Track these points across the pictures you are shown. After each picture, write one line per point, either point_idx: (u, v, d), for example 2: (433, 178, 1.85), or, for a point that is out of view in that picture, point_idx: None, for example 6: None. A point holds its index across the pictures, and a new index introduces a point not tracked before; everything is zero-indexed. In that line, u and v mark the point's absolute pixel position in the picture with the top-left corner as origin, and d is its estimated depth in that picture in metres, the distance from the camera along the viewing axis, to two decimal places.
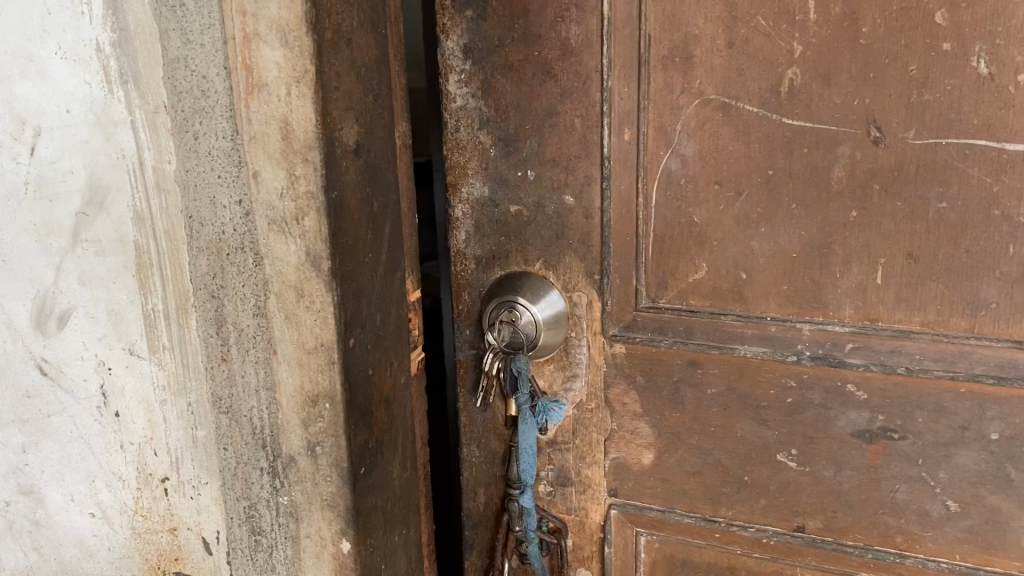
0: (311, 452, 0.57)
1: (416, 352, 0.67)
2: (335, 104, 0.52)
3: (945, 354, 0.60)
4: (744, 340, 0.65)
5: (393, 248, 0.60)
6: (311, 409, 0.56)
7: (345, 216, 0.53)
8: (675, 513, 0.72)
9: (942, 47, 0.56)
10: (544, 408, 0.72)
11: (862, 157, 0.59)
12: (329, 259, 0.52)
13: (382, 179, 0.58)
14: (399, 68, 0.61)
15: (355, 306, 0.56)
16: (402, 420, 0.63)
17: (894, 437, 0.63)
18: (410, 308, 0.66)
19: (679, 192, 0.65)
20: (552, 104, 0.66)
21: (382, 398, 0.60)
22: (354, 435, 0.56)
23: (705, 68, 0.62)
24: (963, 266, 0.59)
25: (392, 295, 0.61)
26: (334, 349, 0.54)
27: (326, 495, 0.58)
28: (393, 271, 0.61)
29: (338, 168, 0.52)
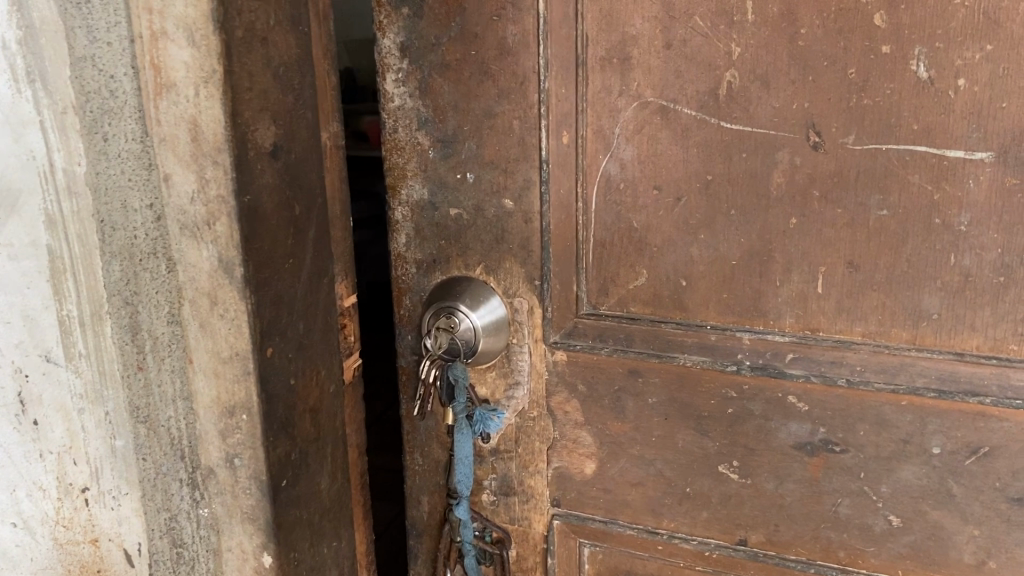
0: (230, 464, 0.56)
1: (352, 359, 0.65)
2: (248, 105, 0.49)
3: (886, 366, 0.59)
4: (684, 349, 0.64)
5: (319, 253, 0.57)
6: (228, 420, 0.55)
7: (260, 221, 0.51)
8: (617, 524, 0.70)
9: (881, 50, 0.54)
10: (482, 417, 0.70)
11: (802, 163, 0.57)
12: (241, 265, 0.51)
13: (306, 183, 0.55)
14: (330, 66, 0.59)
15: (274, 313, 0.53)
16: (332, 429, 0.61)
17: (836, 450, 0.61)
18: (343, 315, 0.64)
19: (618, 197, 0.63)
20: (490, 105, 0.65)
21: (306, 408, 0.57)
22: (273, 447, 0.54)
23: (643, 69, 0.60)
24: (903, 276, 0.57)
25: (319, 304, 0.58)
26: (249, 360, 0.52)
27: (246, 508, 0.56)
28: (320, 276, 0.58)
29: (251, 171, 0.50)
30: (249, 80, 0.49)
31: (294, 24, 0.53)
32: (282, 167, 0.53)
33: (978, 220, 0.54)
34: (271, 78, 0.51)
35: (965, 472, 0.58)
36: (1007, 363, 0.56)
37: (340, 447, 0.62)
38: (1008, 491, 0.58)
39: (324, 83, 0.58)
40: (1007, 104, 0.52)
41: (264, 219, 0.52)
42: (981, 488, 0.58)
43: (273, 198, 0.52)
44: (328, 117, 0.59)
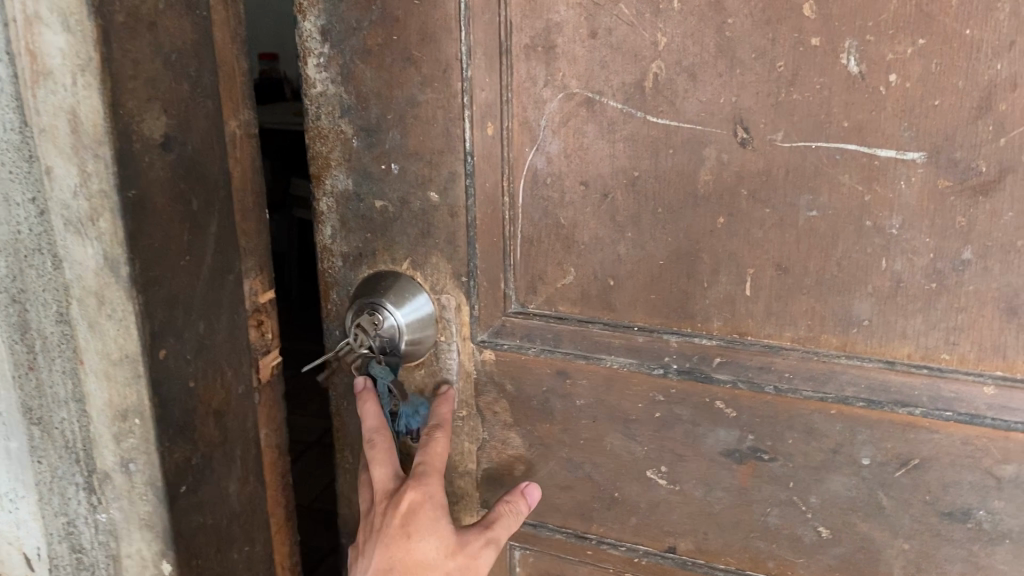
0: (125, 470, 0.54)
1: (269, 357, 0.62)
2: (131, 96, 0.47)
3: (815, 373, 0.56)
4: (611, 351, 0.61)
5: (222, 248, 0.55)
6: (122, 424, 0.53)
7: (150, 214, 0.49)
8: (547, 528, 0.68)
9: (810, 42, 0.51)
10: (405, 414, 0.69)
11: (730, 161, 0.55)
12: (127, 263, 0.48)
13: (205, 176, 0.53)
14: (240, 48, 0.56)
15: (167, 314, 0.51)
16: (240, 432, 0.59)
17: (765, 458, 0.59)
18: (257, 311, 0.61)
19: (545, 192, 0.60)
20: (413, 93, 0.62)
21: (209, 411, 0.56)
22: (168, 454, 0.53)
23: (568, 59, 0.57)
24: (834, 280, 0.54)
25: (222, 301, 0.55)
26: (140, 362, 0.50)
27: (144, 515, 0.55)
28: (224, 271, 0.56)
29: (137, 165, 0.48)
30: (133, 67, 0.47)
31: (190, 6, 0.50)
32: (175, 159, 0.50)
33: (909, 223, 0.52)
34: (161, 64, 0.48)
35: (895, 485, 0.56)
36: (938, 374, 0.53)
37: (252, 449, 0.61)
38: (939, 505, 0.56)
39: (233, 70, 0.56)
40: (940, 101, 0.49)
41: (153, 214, 0.49)
42: (911, 501, 0.56)
43: (164, 192, 0.50)
44: (238, 106, 0.57)
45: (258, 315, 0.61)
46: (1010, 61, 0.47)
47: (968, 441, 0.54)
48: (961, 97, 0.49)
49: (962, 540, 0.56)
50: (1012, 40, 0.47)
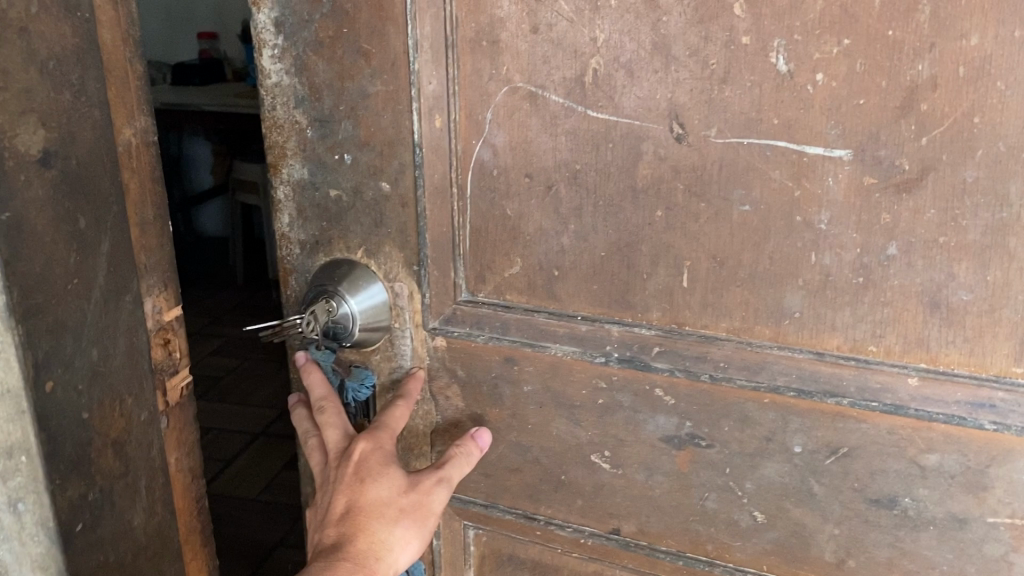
0: (12, 509, 0.61)
1: (178, 377, 0.73)
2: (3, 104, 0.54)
3: (749, 363, 0.58)
4: (556, 339, 0.63)
5: (113, 274, 0.63)
6: (7, 461, 0.59)
7: (28, 240, 0.56)
8: (497, 509, 0.70)
9: (741, 40, 0.52)
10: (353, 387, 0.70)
11: (667, 155, 0.56)
12: (7, 293, 0.55)
13: (92, 189, 0.61)
14: (133, 53, 0.65)
15: (53, 342, 0.58)
16: (143, 463, 0.69)
17: (702, 444, 0.61)
18: (166, 329, 0.71)
19: (491, 183, 0.62)
20: (364, 85, 0.63)
21: (107, 442, 0.64)
22: (57, 492, 0.61)
23: (511, 54, 0.58)
24: (766, 273, 0.56)
25: (117, 324, 0.64)
26: (24, 398, 0.57)
27: (35, 556, 0.62)
28: (117, 295, 0.64)
29: (12, 184, 0.54)
30: (5, 78, 0.54)
31: (69, 11, 0.58)
32: (56, 174, 0.57)
33: (838, 218, 0.53)
34: (37, 74, 0.56)
35: (825, 472, 0.58)
36: (866, 366, 0.55)
37: (158, 479, 0.71)
38: (867, 492, 0.57)
39: (124, 74, 0.65)
40: (864, 101, 0.50)
41: (32, 238, 0.56)
42: (841, 488, 0.58)
43: (44, 211, 0.57)
44: (133, 113, 0.66)
45: (166, 334, 0.71)
46: (930, 62, 0.49)
47: (894, 430, 0.55)
48: (884, 96, 0.50)
49: (888, 526, 0.57)
50: (933, 42, 0.48)
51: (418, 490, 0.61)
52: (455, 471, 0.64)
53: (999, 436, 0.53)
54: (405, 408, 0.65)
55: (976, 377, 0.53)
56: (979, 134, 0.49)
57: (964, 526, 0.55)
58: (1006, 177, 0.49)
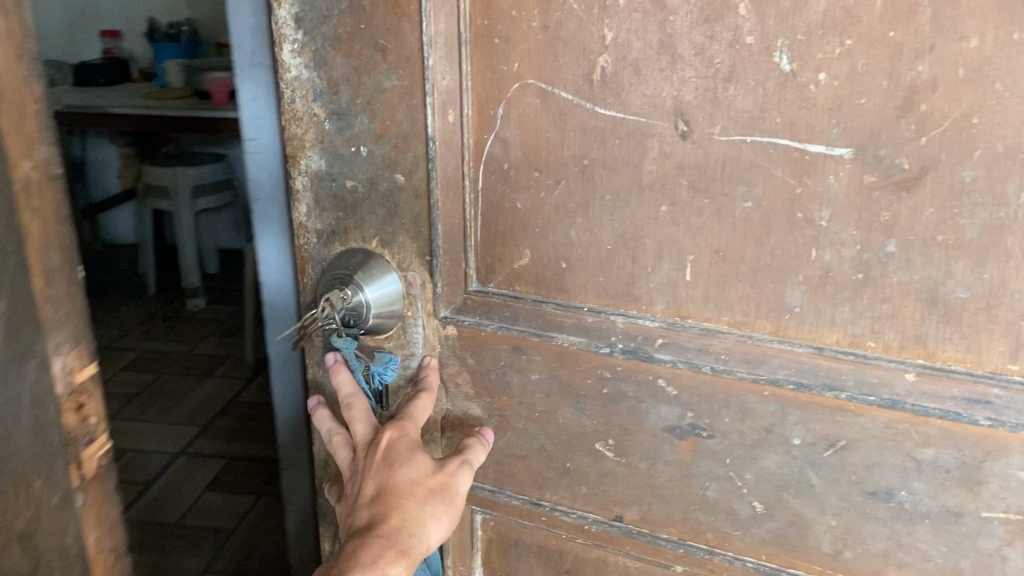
0: None
1: (93, 444, 0.71)
2: None
3: (749, 356, 0.59)
4: (563, 329, 0.65)
5: (28, 336, 0.62)
6: None
7: None
8: (504, 494, 0.72)
9: (746, 41, 0.53)
10: (377, 372, 0.71)
11: (671, 152, 0.58)
12: None
13: None
14: (26, 76, 0.61)
15: None
16: (59, 550, 0.68)
17: (703, 435, 0.62)
18: (80, 393, 0.69)
19: (503, 177, 0.64)
20: (380, 80, 0.65)
21: (11, 538, 0.62)
22: None
23: (522, 51, 0.60)
24: (767, 268, 0.57)
25: (21, 394, 0.62)
26: None
27: None
28: (27, 355, 0.62)
29: None
30: None
31: None
32: None
33: (838, 216, 0.54)
34: None
35: (824, 464, 0.59)
36: (864, 361, 0.56)
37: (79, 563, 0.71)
38: (864, 485, 0.58)
39: (20, 105, 0.61)
40: (865, 101, 0.51)
41: None
42: (839, 480, 0.59)
43: None
44: (32, 144, 0.62)
45: (78, 397, 0.69)
46: (930, 63, 0.50)
47: (891, 424, 0.56)
48: (885, 97, 0.51)
49: (884, 518, 0.59)
50: (933, 43, 0.49)
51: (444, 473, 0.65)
52: (476, 456, 0.67)
53: (994, 432, 0.54)
54: (429, 400, 0.69)
55: (972, 374, 0.54)
56: (978, 135, 0.50)
57: (959, 520, 0.56)
58: (1003, 177, 0.50)
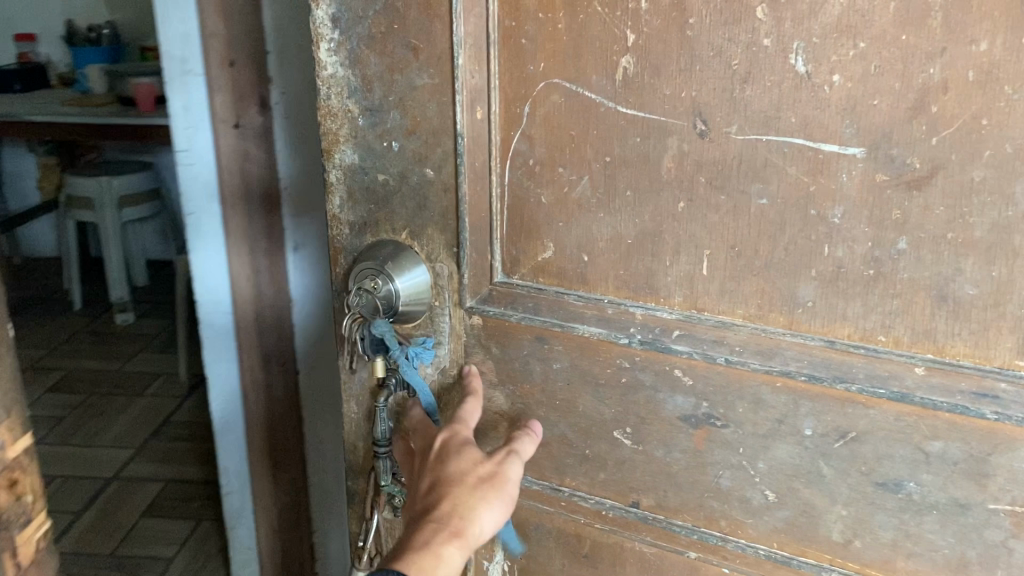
0: None
1: (26, 530, 0.63)
2: None
3: (763, 349, 0.61)
4: (584, 320, 0.67)
5: None
6: None
7: None
8: (525, 479, 0.75)
9: (763, 43, 0.55)
10: (415, 352, 0.73)
11: (690, 150, 0.59)
12: None
13: None
14: None
15: None
16: None
17: (717, 424, 0.64)
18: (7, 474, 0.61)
19: (528, 172, 0.66)
20: (412, 78, 0.67)
21: None
22: None
23: (548, 52, 0.62)
24: (781, 264, 0.59)
25: None
26: None
27: None
28: None
29: None
30: None
31: None
32: None
33: (850, 213, 0.56)
34: None
35: (834, 455, 0.61)
36: (874, 355, 0.57)
37: None
38: (873, 476, 0.60)
39: None
40: (878, 102, 0.53)
41: None
42: (849, 470, 0.61)
43: None
44: None
45: (12, 474, 0.61)
46: (941, 66, 0.51)
47: (900, 417, 0.58)
48: (897, 98, 0.53)
49: (893, 509, 0.60)
50: (943, 46, 0.51)
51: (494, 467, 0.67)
52: (525, 449, 0.69)
53: (1001, 426, 0.55)
54: (478, 402, 0.72)
55: (980, 368, 0.55)
56: (987, 135, 0.51)
57: (966, 512, 0.58)
58: (1011, 177, 0.51)
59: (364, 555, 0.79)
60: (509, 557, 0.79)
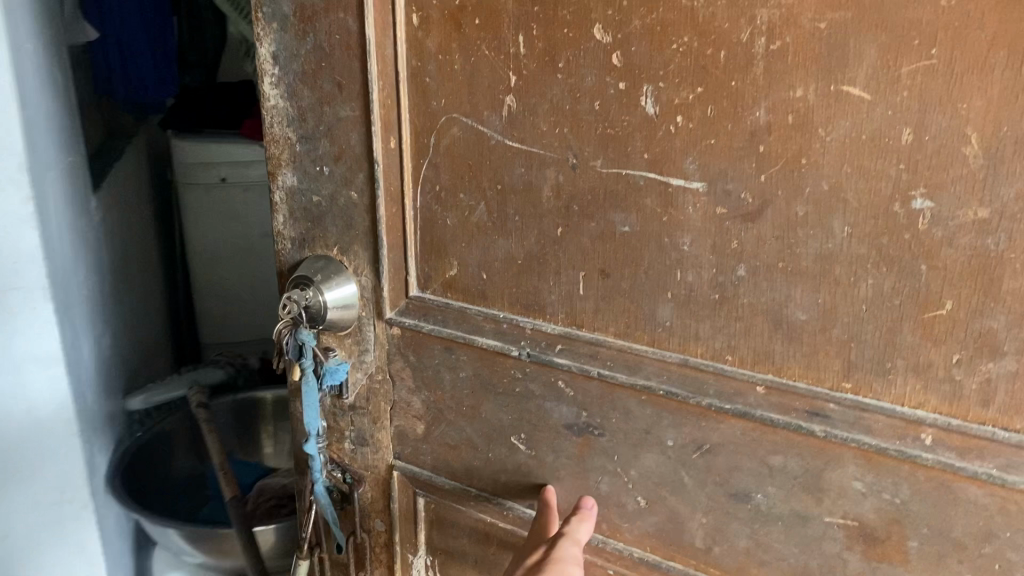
0: None
1: None
2: None
3: (629, 363, 0.67)
4: (483, 333, 0.74)
5: None
6: None
7: None
8: (439, 478, 0.82)
9: (620, 87, 0.61)
10: (331, 372, 0.81)
11: (565, 181, 0.66)
12: None
13: None
14: None
15: None
16: None
17: (595, 433, 0.70)
18: None
19: (436, 197, 0.73)
20: (338, 110, 0.75)
21: None
22: None
23: (449, 90, 0.69)
24: (643, 286, 0.65)
25: None
26: None
27: None
28: None
29: None
30: None
31: None
32: None
33: (696, 242, 0.61)
34: None
35: (693, 465, 0.66)
36: (722, 373, 0.62)
37: None
38: (726, 487, 0.65)
39: None
40: (715, 141, 0.58)
41: None
42: (706, 481, 0.66)
43: None
44: None
45: None
46: (766, 109, 0.55)
47: (746, 432, 0.62)
48: (730, 138, 0.57)
49: (745, 518, 0.65)
50: (766, 91, 0.55)
51: (547, 555, 0.68)
52: (577, 531, 0.69)
53: (830, 444, 0.59)
54: (552, 508, 0.72)
55: (813, 390, 0.59)
56: (806, 174, 0.55)
57: (806, 523, 0.62)
58: (829, 212, 0.55)
59: (305, 544, 0.86)
60: (431, 552, 0.86)
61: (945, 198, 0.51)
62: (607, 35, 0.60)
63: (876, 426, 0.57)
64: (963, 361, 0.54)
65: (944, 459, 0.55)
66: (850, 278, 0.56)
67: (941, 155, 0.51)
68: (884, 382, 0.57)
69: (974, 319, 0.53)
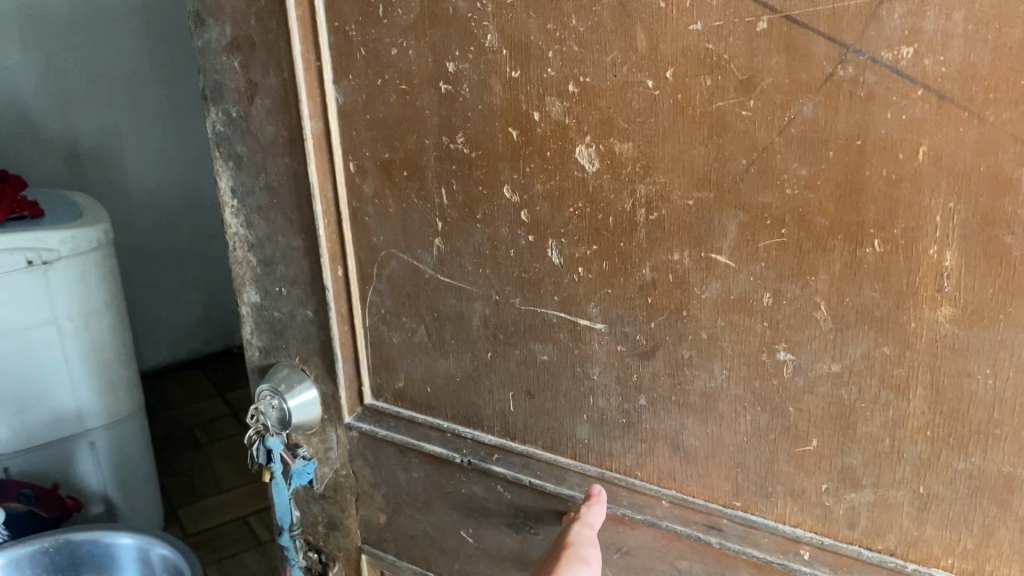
0: None
1: None
2: None
3: (555, 474, 0.74)
4: (431, 440, 0.81)
5: None
6: None
7: None
8: (402, 563, 0.90)
9: (529, 239, 0.68)
10: (299, 472, 0.88)
11: (490, 313, 0.73)
12: None
13: None
14: None
15: None
16: None
17: (532, 531, 0.78)
18: None
19: (382, 318, 0.81)
20: (292, 240, 0.82)
21: None
22: None
23: (385, 229, 0.76)
24: (562, 408, 0.72)
25: None
26: None
27: None
28: None
29: None
30: None
31: None
32: None
33: (603, 374, 0.68)
34: None
35: (614, 563, 0.74)
36: (633, 487, 0.70)
37: None
38: None
39: None
40: (612, 291, 0.65)
41: None
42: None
43: None
44: None
45: None
46: (651, 267, 0.62)
47: (656, 538, 0.70)
48: (623, 289, 0.64)
49: None
50: (649, 253, 0.62)
51: (561, 544, 0.68)
52: (587, 516, 0.69)
53: (725, 553, 0.66)
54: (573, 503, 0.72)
55: (709, 506, 0.66)
56: (688, 324, 0.62)
57: None
58: (709, 357, 0.62)
59: None
60: None
61: (803, 354, 0.58)
62: (515, 194, 0.67)
63: (762, 540, 0.64)
64: (830, 489, 0.60)
65: (820, 573, 0.62)
66: (732, 413, 0.63)
67: (797, 317, 0.58)
68: (767, 503, 0.64)
69: (837, 456, 0.59)
